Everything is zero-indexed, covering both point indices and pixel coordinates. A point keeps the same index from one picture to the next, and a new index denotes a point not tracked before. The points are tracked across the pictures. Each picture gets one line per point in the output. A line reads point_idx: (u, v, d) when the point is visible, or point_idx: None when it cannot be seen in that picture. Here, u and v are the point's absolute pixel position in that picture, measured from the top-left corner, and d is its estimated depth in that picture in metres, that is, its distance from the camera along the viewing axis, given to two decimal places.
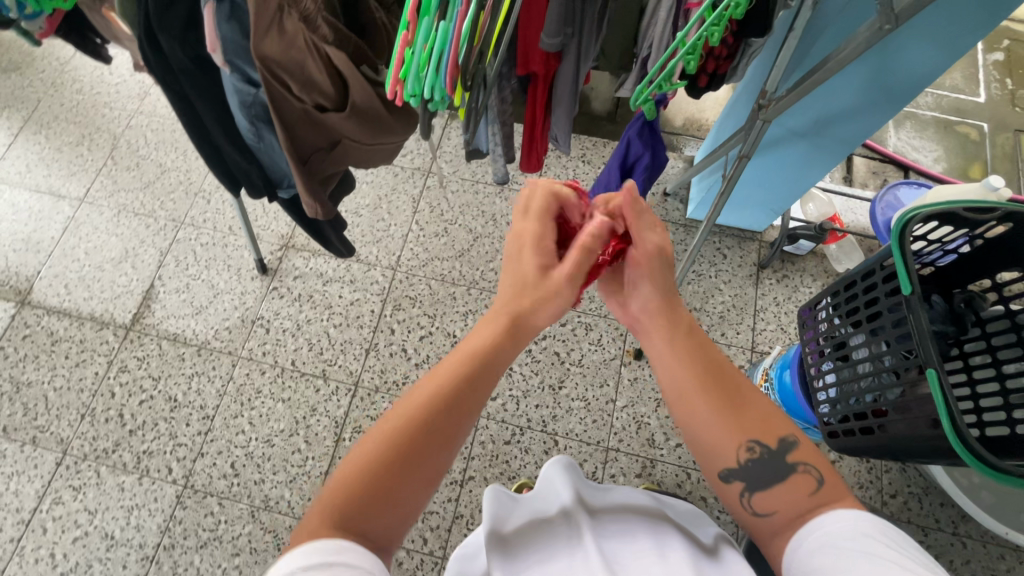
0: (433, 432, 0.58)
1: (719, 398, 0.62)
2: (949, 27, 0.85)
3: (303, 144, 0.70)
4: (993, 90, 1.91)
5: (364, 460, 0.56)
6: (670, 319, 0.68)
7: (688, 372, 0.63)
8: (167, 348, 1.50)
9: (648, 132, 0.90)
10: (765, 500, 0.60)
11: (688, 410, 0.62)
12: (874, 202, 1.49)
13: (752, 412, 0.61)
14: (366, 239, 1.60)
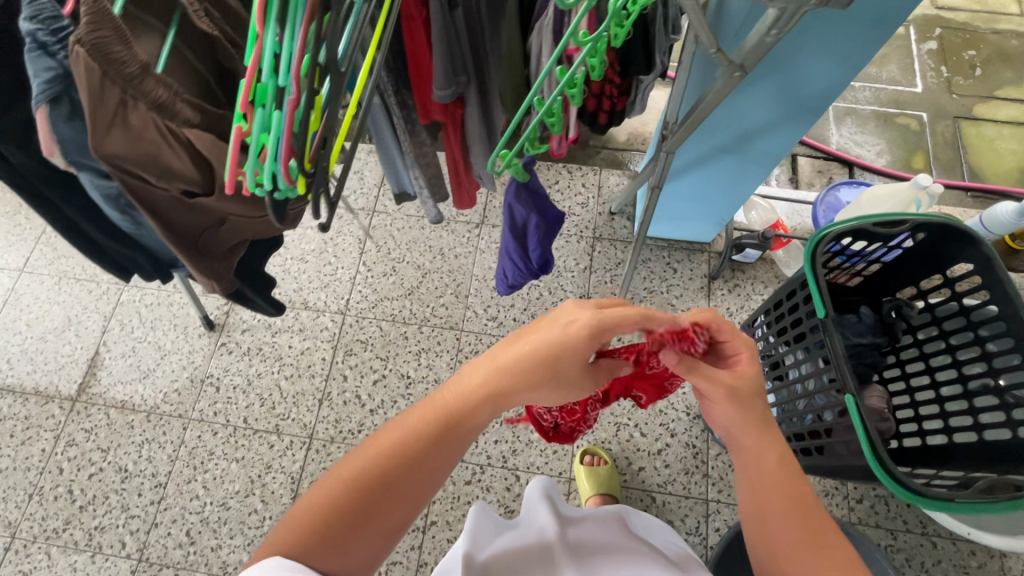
0: (405, 492, 0.59)
1: (810, 528, 0.59)
2: (843, 40, 0.84)
3: (185, 229, 0.68)
4: (929, 79, 1.93)
5: (333, 495, 0.57)
6: (790, 477, 0.61)
7: (795, 527, 0.59)
8: (115, 417, 1.46)
9: (526, 196, 0.85)
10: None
11: (778, 555, 0.59)
12: (816, 204, 1.49)
13: (830, 555, 0.57)
14: (313, 285, 1.58)
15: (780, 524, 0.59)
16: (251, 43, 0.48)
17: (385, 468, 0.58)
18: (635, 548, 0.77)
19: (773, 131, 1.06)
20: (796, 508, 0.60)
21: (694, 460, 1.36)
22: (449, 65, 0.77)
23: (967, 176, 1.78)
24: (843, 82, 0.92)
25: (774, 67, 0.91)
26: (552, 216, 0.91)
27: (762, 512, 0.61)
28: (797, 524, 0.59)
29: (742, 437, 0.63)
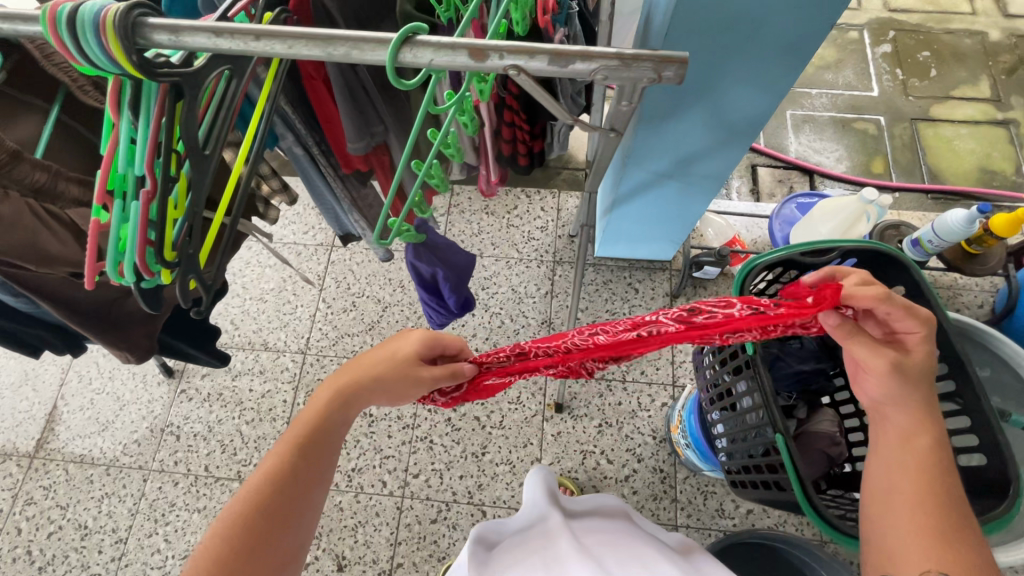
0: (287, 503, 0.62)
1: (926, 505, 0.55)
2: (762, 70, 0.84)
3: (85, 305, 0.69)
4: (885, 82, 1.93)
5: (227, 532, 0.59)
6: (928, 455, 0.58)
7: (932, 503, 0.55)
8: (74, 472, 1.43)
9: (427, 253, 0.82)
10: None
11: (910, 523, 0.55)
12: (772, 218, 1.48)
13: (945, 539, 0.53)
14: (273, 325, 1.56)
15: (903, 504, 0.56)
16: (106, 133, 0.47)
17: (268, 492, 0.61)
18: (641, 547, 0.73)
19: (710, 155, 1.05)
20: (921, 493, 0.56)
21: (662, 485, 1.34)
22: (358, 118, 0.76)
23: (927, 178, 1.77)
24: (769, 107, 0.91)
25: (698, 97, 0.90)
26: (460, 262, 0.88)
27: (889, 489, 0.58)
28: (920, 508, 0.55)
29: (888, 412, 0.61)
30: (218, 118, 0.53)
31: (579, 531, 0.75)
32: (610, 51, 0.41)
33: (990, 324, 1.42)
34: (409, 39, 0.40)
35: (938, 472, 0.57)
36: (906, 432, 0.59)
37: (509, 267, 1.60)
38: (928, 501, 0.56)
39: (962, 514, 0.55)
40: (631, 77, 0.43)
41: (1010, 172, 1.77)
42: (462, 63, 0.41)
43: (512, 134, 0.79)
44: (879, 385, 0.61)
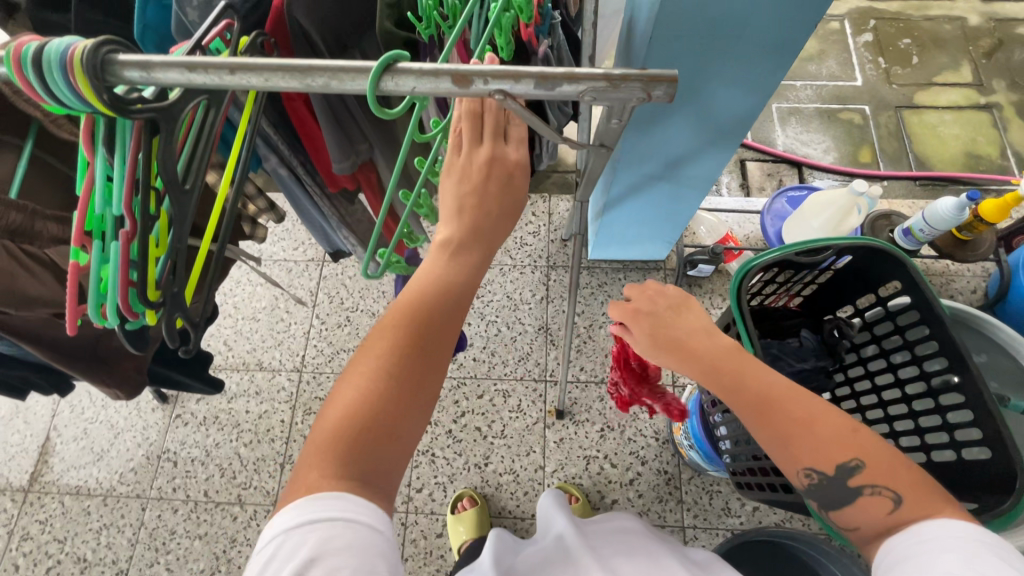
0: (418, 354, 0.53)
1: (766, 415, 0.55)
2: (749, 69, 0.83)
3: (68, 344, 0.68)
4: (868, 71, 1.94)
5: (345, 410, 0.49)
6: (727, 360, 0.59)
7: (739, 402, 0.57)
8: (71, 505, 1.41)
9: None
10: (846, 518, 0.56)
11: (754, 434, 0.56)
12: (764, 213, 1.48)
13: (792, 429, 0.54)
14: (267, 344, 1.54)
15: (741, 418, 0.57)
16: (82, 172, 0.46)
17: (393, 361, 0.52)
18: (661, 554, 0.73)
19: (700, 155, 1.05)
20: (750, 404, 0.56)
21: (667, 487, 1.34)
22: (341, 137, 0.74)
23: (914, 165, 1.78)
24: (757, 107, 0.91)
25: (686, 98, 0.89)
26: None
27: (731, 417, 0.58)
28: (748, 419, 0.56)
29: (688, 356, 0.62)
30: (197, 150, 0.52)
31: (594, 541, 0.76)
32: (597, 72, 0.39)
33: (985, 309, 1.42)
34: (389, 67, 0.39)
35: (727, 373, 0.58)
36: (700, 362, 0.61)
37: (503, 274, 1.59)
38: (768, 409, 0.55)
39: (778, 391, 0.55)
40: (621, 97, 0.42)
41: (995, 156, 1.78)
42: (446, 90, 0.40)
43: None
44: (665, 351, 0.64)
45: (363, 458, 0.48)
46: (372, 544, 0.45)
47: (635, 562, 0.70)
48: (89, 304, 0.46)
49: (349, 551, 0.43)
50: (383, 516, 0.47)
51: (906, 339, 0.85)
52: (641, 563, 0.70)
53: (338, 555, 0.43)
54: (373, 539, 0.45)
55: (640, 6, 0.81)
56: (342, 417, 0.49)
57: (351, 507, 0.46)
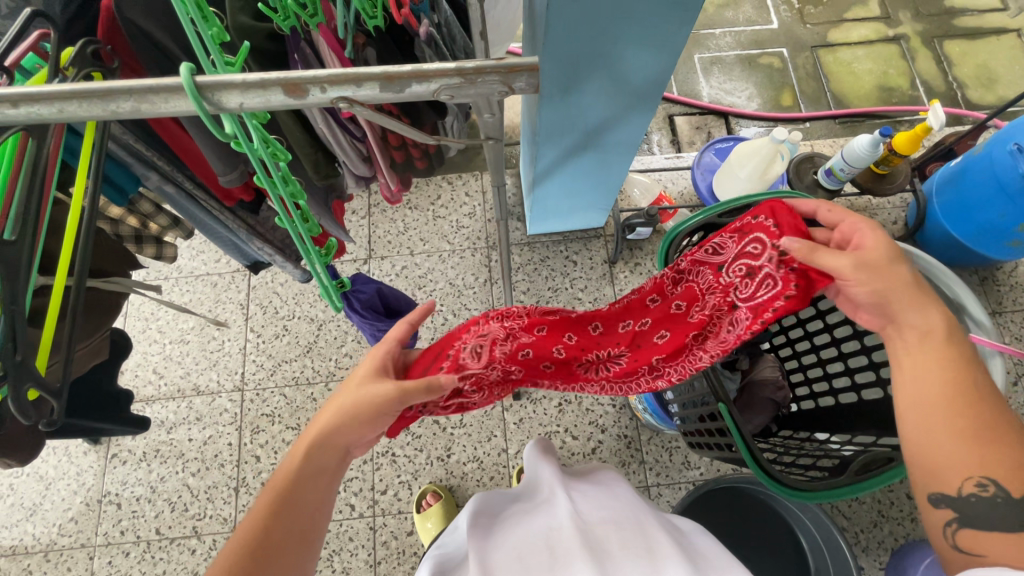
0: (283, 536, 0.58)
1: (974, 428, 0.54)
2: (654, 33, 0.80)
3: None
4: (783, 13, 1.94)
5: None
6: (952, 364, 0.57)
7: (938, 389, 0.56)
8: (8, 567, 1.30)
9: (370, 311, 0.89)
10: (977, 540, 0.53)
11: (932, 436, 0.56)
12: (694, 168, 1.48)
13: (1000, 449, 0.53)
14: (201, 367, 1.45)
15: (941, 421, 0.55)
16: None
17: (261, 529, 0.57)
18: (641, 514, 0.69)
19: (621, 121, 1.02)
20: (968, 422, 0.54)
21: (629, 450, 1.36)
22: (224, 149, 0.68)
23: (833, 104, 1.82)
24: (668, 66, 0.88)
25: (595, 65, 0.85)
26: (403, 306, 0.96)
27: (915, 403, 0.58)
28: (964, 419, 0.54)
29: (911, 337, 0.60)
30: (30, 189, 0.44)
31: (587, 510, 0.68)
32: (448, 67, 0.35)
33: (906, 238, 1.49)
34: (201, 83, 0.33)
35: (973, 391, 0.55)
36: (927, 350, 0.59)
37: (443, 261, 1.54)
38: (990, 433, 0.53)
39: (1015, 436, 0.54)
40: (482, 92, 0.38)
41: (906, 87, 1.84)
42: (279, 101, 0.35)
43: (401, 139, 0.72)
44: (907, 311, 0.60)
45: None
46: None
47: (630, 546, 0.61)
48: None
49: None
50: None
51: None
52: (636, 553, 0.59)
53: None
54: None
55: None
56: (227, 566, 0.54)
57: None
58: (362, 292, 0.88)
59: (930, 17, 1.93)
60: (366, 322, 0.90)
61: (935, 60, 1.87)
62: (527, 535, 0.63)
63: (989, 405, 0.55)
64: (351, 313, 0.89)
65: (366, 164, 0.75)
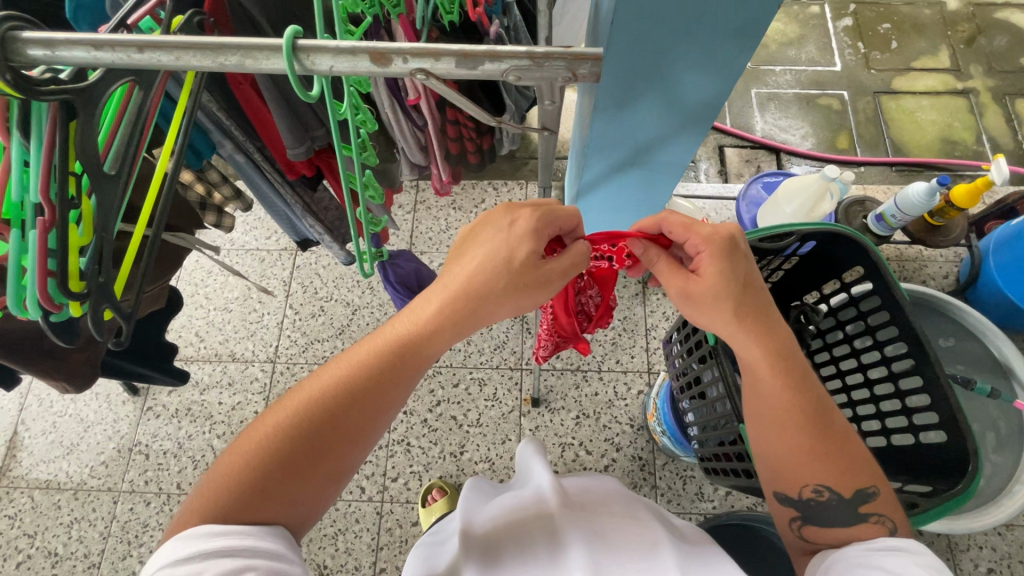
0: (360, 402, 0.59)
1: (816, 448, 0.59)
2: (714, 56, 0.82)
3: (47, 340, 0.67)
4: (847, 56, 1.93)
5: (267, 437, 0.56)
6: (794, 384, 0.60)
7: (779, 405, 0.60)
8: (40, 499, 1.38)
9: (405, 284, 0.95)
10: (817, 534, 0.61)
11: (780, 456, 0.61)
12: (739, 199, 1.48)
13: (835, 461, 0.59)
14: (240, 335, 1.52)
15: (781, 441, 0.61)
16: None
17: (346, 389, 0.59)
18: (634, 507, 0.69)
19: (670, 142, 1.04)
20: (812, 441, 0.59)
21: (642, 473, 1.34)
22: (295, 123, 0.73)
23: (891, 151, 1.78)
24: (723, 90, 0.90)
25: (652, 84, 0.88)
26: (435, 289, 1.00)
27: (763, 424, 0.62)
28: (806, 438, 0.59)
29: (742, 350, 0.62)
30: (130, 133, 0.49)
31: (580, 504, 0.67)
32: (519, 50, 0.37)
33: (956, 294, 1.43)
34: (300, 45, 0.37)
35: (813, 408, 0.60)
36: (766, 371, 0.61)
37: None
38: (823, 445, 0.59)
39: (844, 441, 0.60)
40: (547, 77, 0.40)
41: (971, 142, 1.79)
42: (365, 68, 0.38)
43: (457, 131, 0.77)
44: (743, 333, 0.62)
45: (272, 486, 0.54)
46: (251, 559, 0.49)
47: (629, 541, 0.61)
48: (9, 295, 0.43)
49: (233, 554, 0.49)
50: (273, 550, 0.51)
51: (869, 324, 0.85)
52: (636, 549, 0.59)
53: (223, 552, 0.49)
54: (255, 556, 0.50)
55: None
56: (297, 417, 0.57)
57: (251, 536, 0.51)
58: (402, 268, 0.94)
59: (1003, 74, 1.88)
60: (399, 296, 0.95)
61: (1005, 117, 1.82)
62: (520, 530, 0.63)
63: (823, 418, 0.60)
64: (385, 283, 0.94)
65: (422, 154, 0.80)
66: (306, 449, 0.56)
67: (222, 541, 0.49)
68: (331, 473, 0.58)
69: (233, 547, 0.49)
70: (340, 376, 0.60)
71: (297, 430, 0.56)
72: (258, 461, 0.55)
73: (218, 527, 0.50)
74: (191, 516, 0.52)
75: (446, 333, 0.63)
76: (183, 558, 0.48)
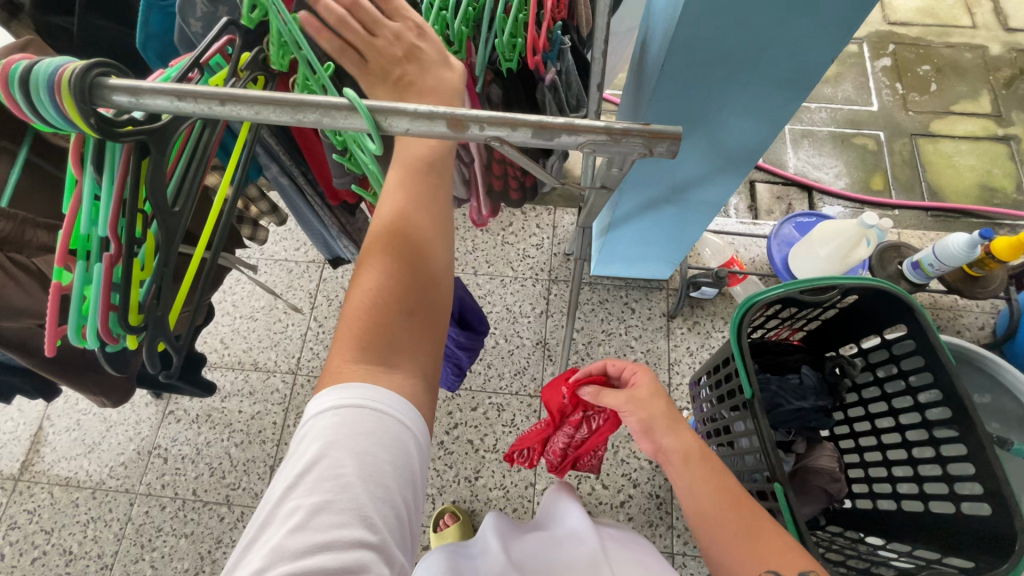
0: (422, 220, 0.55)
1: (746, 526, 0.58)
2: (762, 102, 0.82)
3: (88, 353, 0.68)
4: (884, 97, 1.91)
5: (367, 288, 0.52)
6: (711, 470, 0.63)
7: (706, 491, 0.61)
8: (60, 496, 1.39)
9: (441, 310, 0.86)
10: None
11: (716, 539, 0.59)
12: (770, 238, 1.44)
13: (773, 541, 0.56)
14: (263, 345, 1.54)
15: (723, 532, 0.58)
16: (69, 189, 0.45)
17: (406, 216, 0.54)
18: (655, 558, 0.69)
19: (708, 182, 1.03)
20: (739, 519, 0.58)
21: (658, 511, 1.31)
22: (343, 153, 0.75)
23: (927, 195, 1.75)
24: (768, 136, 0.89)
25: (696, 126, 0.88)
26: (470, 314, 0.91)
27: (702, 518, 0.61)
28: (726, 512, 0.59)
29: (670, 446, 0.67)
30: (190, 167, 0.50)
31: (613, 549, 0.68)
32: (597, 124, 0.38)
33: (992, 347, 1.39)
34: (379, 107, 0.38)
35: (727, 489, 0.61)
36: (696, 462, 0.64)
37: (504, 285, 1.57)
38: (752, 525, 0.58)
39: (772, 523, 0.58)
40: (620, 151, 0.41)
41: (1011, 189, 1.75)
42: (440, 132, 0.39)
43: (503, 167, 0.79)
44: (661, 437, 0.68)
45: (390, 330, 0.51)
46: (396, 438, 0.47)
47: None
48: (70, 325, 0.44)
49: (372, 440, 0.45)
50: (414, 416, 0.49)
51: (909, 383, 0.83)
52: None
53: (360, 441, 0.45)
54: (399, 436, 0.47)
55: (656, 27, 0.79)
56: (381, 264, 0.53)
57: (379, 393, 0.48)
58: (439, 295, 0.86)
59: None
60: None
61: None
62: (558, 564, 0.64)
63: (745, 498, 0.60)
64: None
65: (465, 187, 0.83)
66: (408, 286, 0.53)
67: (349, 399, 0.46)
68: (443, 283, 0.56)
69: (368, 392, 0.47)
70: (399, 196, 0.55)
71: (398, 265, 0.53)
72: (367, 315, 0.51)
73: (347, 385, 0.47)
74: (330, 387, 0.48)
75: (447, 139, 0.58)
76: (318, 452, 0.44)
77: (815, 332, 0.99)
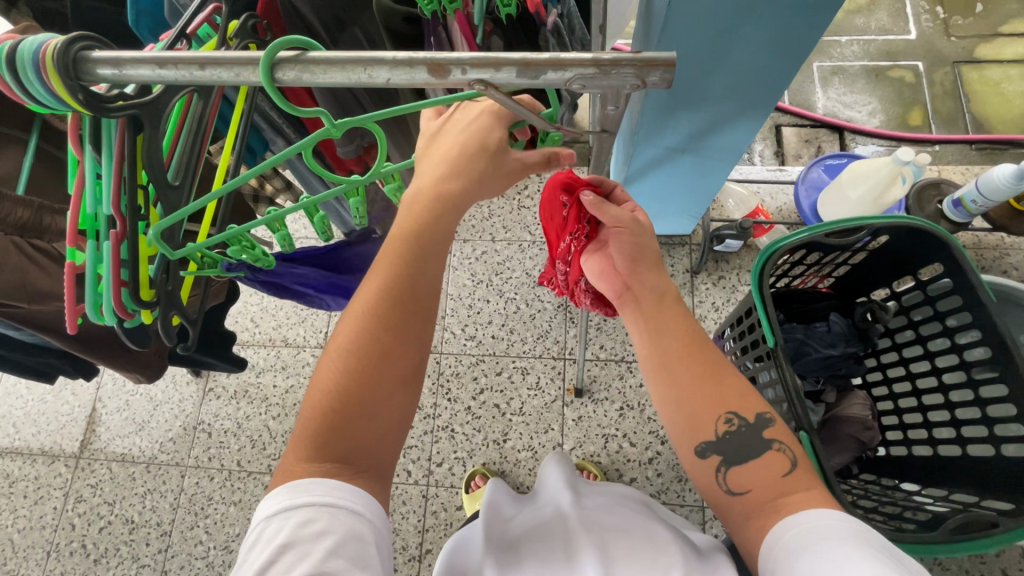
0: (394, 314, 0.54)
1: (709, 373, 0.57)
2: (780, 35, 0.76)
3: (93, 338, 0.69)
4: (924, 23, 1.76)
5: (326, 389, 0.52)
6: (671, 320, 0.60)
7: (673, 339, 0.59)
8: (118, 470, 1.49)
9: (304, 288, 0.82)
10: (740, 478, 0.55)
11: (668, 377, 0.57)
12: (797, 183, 1.38)
13: (733, 384, 0.57)
14: (292, 321, 1.58)
15: (684, 383, 0.56)
16: (71, 170, 0.45)
17: (379, 311, 0.54)
18: (648, 521, 0.65)
19: (727, 127, 0.97)
20: (707, 364, 0.57)
21: None
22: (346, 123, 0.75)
23: (970, 128, 1.63)
24: (788, 71, 0.84)
25: (709, 68, 0.83)
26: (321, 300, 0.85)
27: (666, 366, 0.58)
28: (691, 365, 0.57)
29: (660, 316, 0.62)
30: (190, 141, 0.51)
31: (601, 517, 0.65)
32: (585, 57, 0.36)
33: None
34: (355, 57, 0.36)
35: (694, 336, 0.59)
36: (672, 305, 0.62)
37: (522, 250, 1.56)
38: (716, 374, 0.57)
39: (731, 367, 0.59)
40: (612, 85, 0.38)
41: None
42: (422, 80, 0.38)
43: None
44: (645, 271, 0.65)
45: (344, 428, 0.51)
46: (348, 528, 0.46)
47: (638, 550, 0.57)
48: (87, 303, 0.45)
49: (323, 533, 0.45)
50: (368, 504, 0.49)
51: (946, 325, 0.79)
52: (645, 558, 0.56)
53: (310, 534, 0.45)
54: (353, 527, 0.47)
55: None
56: (342, 358, 0.53)
57: (328, 491, 0.47)
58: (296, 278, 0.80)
59: None
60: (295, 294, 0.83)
61: None
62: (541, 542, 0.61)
63: (712, 351, 0.58)
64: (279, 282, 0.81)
65: None
66: (365, 383, 0.52)
67: (298, 502, 0.46)
68: (411, 384, 0.55)
69: (312, 496, 0.47)
70: (372, 288, 0.55)
71: (357, 361, 0.52)
72: (323, 416, 0.51)
73: (300, 485, 0.48)
74: (291, 474, 0.49)
75: (443, 217, 0.57)
76: (271, 554, 0.44)
77: (844, 278, 0.95)
